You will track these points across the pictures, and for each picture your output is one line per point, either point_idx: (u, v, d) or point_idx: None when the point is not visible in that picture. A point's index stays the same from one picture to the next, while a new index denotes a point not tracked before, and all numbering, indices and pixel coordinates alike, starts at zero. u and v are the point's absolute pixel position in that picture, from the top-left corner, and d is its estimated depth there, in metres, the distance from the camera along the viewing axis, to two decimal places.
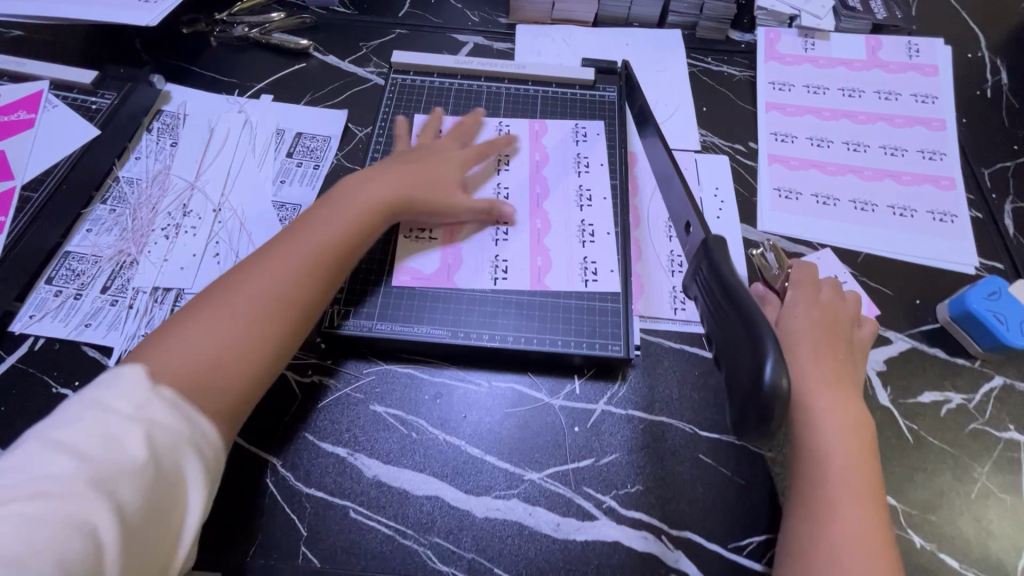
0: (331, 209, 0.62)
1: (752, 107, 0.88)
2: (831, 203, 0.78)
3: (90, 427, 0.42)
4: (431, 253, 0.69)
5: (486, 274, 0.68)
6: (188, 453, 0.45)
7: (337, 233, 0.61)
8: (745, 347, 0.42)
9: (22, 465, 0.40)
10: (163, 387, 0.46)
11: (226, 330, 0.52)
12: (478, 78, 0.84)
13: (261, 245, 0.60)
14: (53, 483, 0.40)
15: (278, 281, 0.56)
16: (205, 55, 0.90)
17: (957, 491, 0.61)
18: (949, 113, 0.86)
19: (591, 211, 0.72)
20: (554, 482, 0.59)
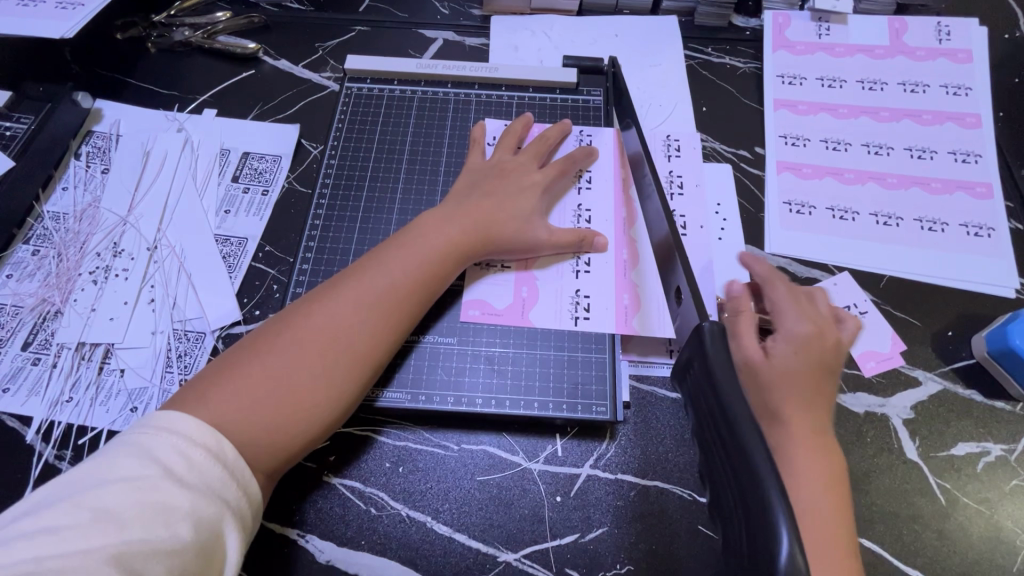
0: (373, 273, 0.55)
1: (759, 105, 0.77)
2: (849, 217, 0.69)
3: (114, 497, 0.39)
4: (506, 287, 0.61)
5: (566, 312, 0.60)
6: (222, 525, 0.42)
7: (382, 305, 0.54)
8: (750, 506, 0.33)
9: (48, 535, 0.37)
10: (191, 462, 0.43)
11: (271, 415, 0.48)
12: (445, 83, 0.74)
13: (311, 302, 0.54)
14: (83, 557, 0.37)
15: (318, 359, 0.50)
16: (142, 63, 0.80)
17: (998, 563, 0.53)
18: (984, 106, 0.76)
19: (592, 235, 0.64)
20: (533, 563, 0.52)
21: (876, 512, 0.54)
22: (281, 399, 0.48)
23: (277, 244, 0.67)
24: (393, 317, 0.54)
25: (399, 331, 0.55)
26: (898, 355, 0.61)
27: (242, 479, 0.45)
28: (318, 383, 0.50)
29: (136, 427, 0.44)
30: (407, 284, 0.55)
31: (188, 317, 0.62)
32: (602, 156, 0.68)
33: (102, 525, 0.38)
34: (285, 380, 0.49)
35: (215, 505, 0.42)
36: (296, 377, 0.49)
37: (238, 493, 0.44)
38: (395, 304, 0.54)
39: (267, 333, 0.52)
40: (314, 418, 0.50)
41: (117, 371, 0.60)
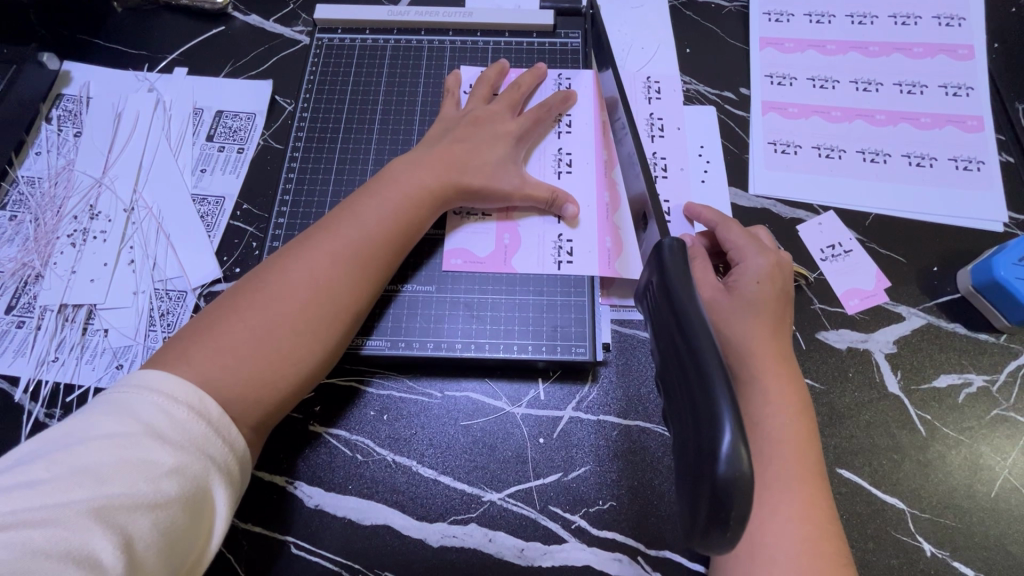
0: (347, 224, 0.54)
1: (744, 44, 0.75)
2: (835, 156, 0.67)
3: (94, 451, 0.40)
4: (486, 234, 0.61)
5: (549, 257, 0.60)
6: (209, 480, 0.42)
7: (358, 255, 0.53)
8: (698, 404, 0.33)
9: (30, 487, 0.38)
10: (172, 415, 0.42)
11: (252, 366, 0.47)
12: (419, 31, 0.71)
13: (286, 252, 0.53)
14: (67, 509, 0.37)
15: (296, 308, 0.50)
16: (109, 23, 0.77)
17: (977, 489, 0.54)
18: (977, 36, 0.73)
19: (572, 180, 0.63)
20: (516, 502, 0.53)
21: (856, 444, 0.55)
22: (264, 352, 0.48)
23: (255, 202, 0.66)
24: (370, 266, 0.54)
25: (378, 280, 0.54)
26: (882, 291, 0.61)
27: (229, 435, 0.45)
28: (301, 334, 0.50)
29: (118, 383, 0.44)
30: (383, 232, 0.54)
31: (169, 277, 0.62)
32: (581, 100, 0.67)
33: (84, 480, 0.39)
34: (266, 333, 0.49)
35: (201, 461, 0.42)
36: (277, 329, 0.49)
37: (223, 449, 0.44)
38: (372, 253, 0.54)
39: (242, 291, 0.51)
40: (299, 366, 0.50)
41: (101, 332, 0.60)
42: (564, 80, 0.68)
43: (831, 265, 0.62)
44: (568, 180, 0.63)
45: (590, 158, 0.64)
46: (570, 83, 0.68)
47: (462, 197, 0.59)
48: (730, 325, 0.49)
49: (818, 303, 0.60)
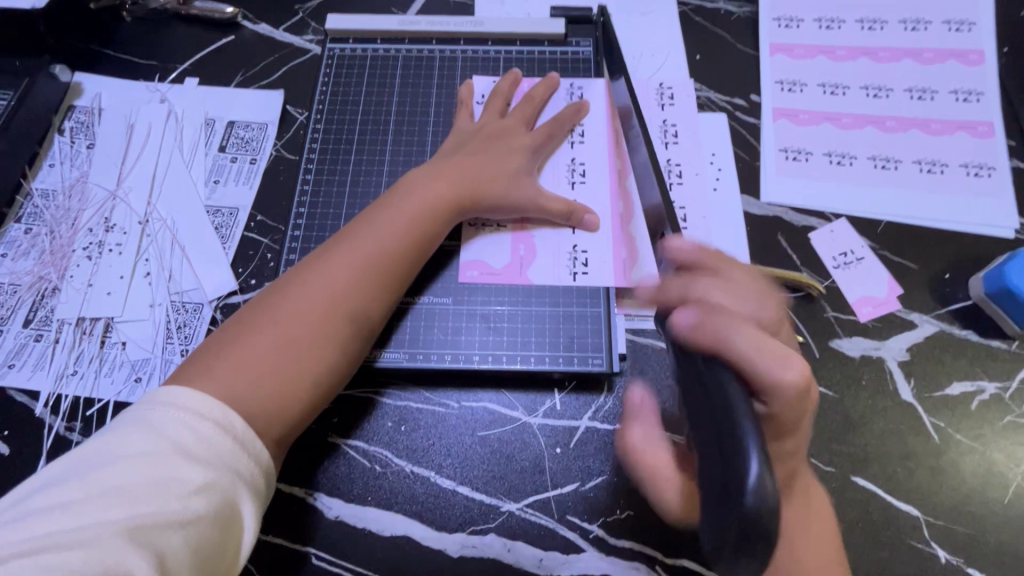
0: (365, 235, 0.54)
1: (754, 51, 0.75)
2: (846, 162, 0.67)
3: (123, 470, 0.40)
4: (501, 245, 0.61)
5: (564, 267, 0.60)
6: (238, 495, 0.43)
7: (376, 266, 0.53)
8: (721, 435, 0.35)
9: (62, 508, 0.38)
10: (199, 432, 0.43)
11: (272, 380, 0.48)
12: (430, 40, 0.72)
13: (303, 265, 0.54)
14: (100, 528, 0.38)
15: (314, 322, 0.50)
16: (119, 33, 0.77)
17: (991, 495, 0.54)
18: (988, 41, 0.73)
19: (586, 189, 0.63)
20: (534, 512, 0.54)
21: (870, 452, 0.55)
22: (287, 365, 0.49)
23: (269, 213, 0.66)
24: (387, 278, 0.54)
25: (396, 290, 0.55)
26: (895, 299, 0.61)
27: (254, 450, 0.45)
28: (322, 346, 0.50)
29: (144, 401, 0.44)
30: (400, 243, 0.55)
31: (185, 289, 0.62)
32: (594, 110, 0.67)
33: (115, 500, 0.39)
34: (288, 346, 0.49)
35: (228, 478, 0.42)
36: (299, 342, 0.49)
37: (249, 464, 0.44)
38: (390, 264, 0.54)
39: (263, 304, 0.51)
40: (317, 379, 0.50)
41: (119, 345, 0.60)
42: (575, 90, 0.68)
43: (843, 273, 0.62)
44: (583, 190, 0.63)
45: (604, 169, 0.64)
46: (582, 92, 0.68)
47: (478, 209, 0.59)
48: None
49: (831, 311, 0.61)
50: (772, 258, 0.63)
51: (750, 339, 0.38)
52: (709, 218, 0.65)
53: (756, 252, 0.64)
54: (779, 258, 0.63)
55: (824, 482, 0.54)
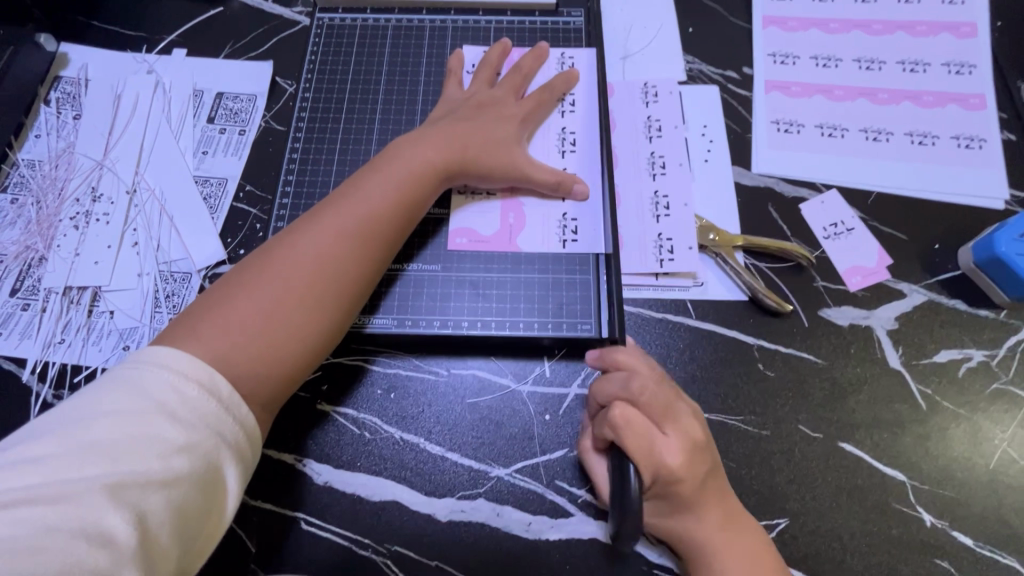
0: (352, 201, 0.54)
1: (747, 23, 0.74)
2: (838, 134, 0.67)
3: (106, 428, 0.40)
4: (491, 213, 0.61)
5: (554, 236, 0.60)
6: (222, 458, 0.43)
7: (363, 231, 0.53)
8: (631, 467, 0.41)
9: (43, 462, 0.38)
10: (182, 394, 0.42)
11: (259, 342, 0.48)
12: (420, 11, 0.71)
13: (291, 229, 0.53)
14: (80, 484, 0.38)
15: (302, 285, 0.50)
16: (106, 4, 0.76)
17: (976, 461, 0.54)
18: (981, 14, 0.73)
19: (576, 158, 0.63)
20: (523, 477, 0.54)
21: (858, 419, 0.56)
22: (272, 328, 0.48)
23: (257, 183, 0.66)
24: (375, 243, 0.54)
25: (383, 256, 0.54)
26: (884, 269, 0.61)
27: (239, 413, 0.45)
28: (309, 309, 0.50)
29: (130, 359, 0.44)
30: (387, 209, 0.54)
31: (173, 258, 0.62)
32: (585, 81, 0.66)
33: (97, 457, 0.39)
34: (274, 310, 0.49)
35: (211, 440, 0.42)
36: (285, 306, 0.49)
37: (234, 428, 0.44)
38: (378, 230, 0.54)
39: (248, 268, 0.51)
40: (304, 343, 0.50)
41: (106, 313, 0.60)
42: (566, 60, 0.67)
43: (833, 243, 0.62)
44: (572, 160, 0.63)
45: (595, 138, 0.63)
46: (573, 63, 0.67)
47: (467, 177, 0.59)
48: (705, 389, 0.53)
49: (819, 280, 0.61)
50: (762, 228, 0.63)
51: (634, 439, 0.47)
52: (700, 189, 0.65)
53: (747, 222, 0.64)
54: (769, 228, 0.63)
55: (811, 448, 0.55)
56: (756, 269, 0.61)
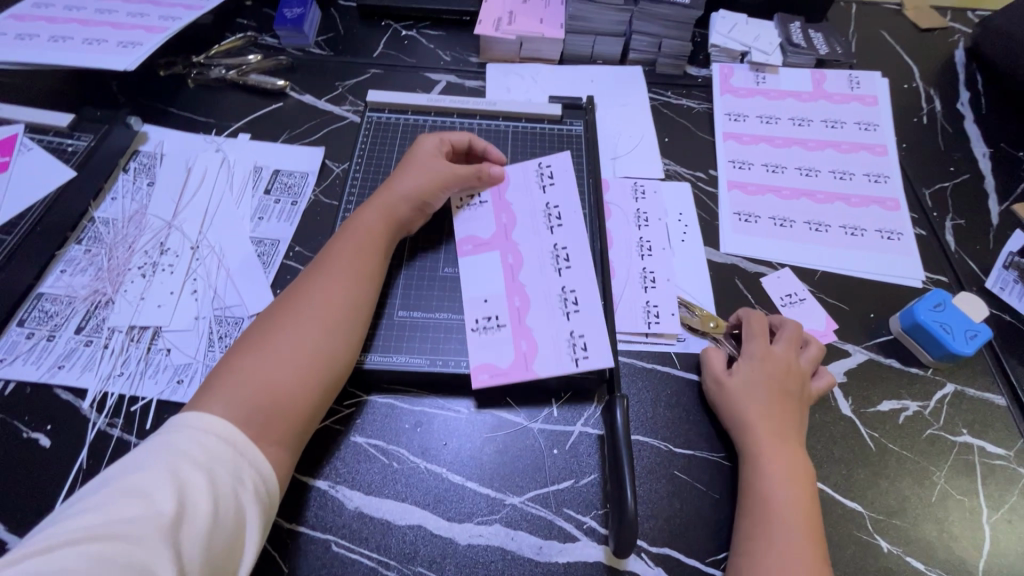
0: (337, 254, 0.65)
1: (711, 137, 0.93)
2: (787, 225, 0.83)
3: (149, 475, 0.46)
4: (505, 345, 0.66)
5: (565, 354, 0.65)
6: (245, 498, 0.49)
7: (344, 272, 0.64)
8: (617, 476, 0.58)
9: (94, 509, 0.43)
10: (207, 442, 0.49)
11: (274, 374, 0.56)
12: (451, 114, 0.87)
13: (292, 287, 0.64)
14: (128, 525, 0.42)
15: (306, 323, 0.59)
16: (182, 95, 0.91)
17: (919, 496, 0.64)
18: (890, 138, 0.93)
19: (570, 275, 0.70)
20: (534, 505, 0.60)
21: (819, 457, 0.65)
22: (288, 368, 0.56)
23: (306, 245, 0.77)
24: (360, 282, 0.64)
25: (367, 287, 0.65)
26: (831, 332, 0.74)
27: (255, 460, 0.51)
28: (312, 343, 0.58)
29: (166, 426, 0.51)
30: (364, 253, 0.66)
31: (228, 304, 0.71)
32: (556, 205, 0.76)
33: (140, 501, 0.44)
34: (285, 348, 0.57)
35: (231, 483, 0.48)
36: (293, 343, 0.58)
37: (251, 473, 0.50)
38: (358, 268, 0.65)
39: (252, 328, 0.60)
40: (312, 367, 0.58)
41: (163, 350, 0.67)
42: (529, 180, 0.78)
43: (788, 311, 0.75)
44: (575, 304, 0.68)
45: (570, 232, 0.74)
46: (535, 181, 0.78)
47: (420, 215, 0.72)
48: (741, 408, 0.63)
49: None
50: (731, 297, 0.76)
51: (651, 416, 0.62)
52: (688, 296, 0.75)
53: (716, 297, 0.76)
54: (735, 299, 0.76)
55: None
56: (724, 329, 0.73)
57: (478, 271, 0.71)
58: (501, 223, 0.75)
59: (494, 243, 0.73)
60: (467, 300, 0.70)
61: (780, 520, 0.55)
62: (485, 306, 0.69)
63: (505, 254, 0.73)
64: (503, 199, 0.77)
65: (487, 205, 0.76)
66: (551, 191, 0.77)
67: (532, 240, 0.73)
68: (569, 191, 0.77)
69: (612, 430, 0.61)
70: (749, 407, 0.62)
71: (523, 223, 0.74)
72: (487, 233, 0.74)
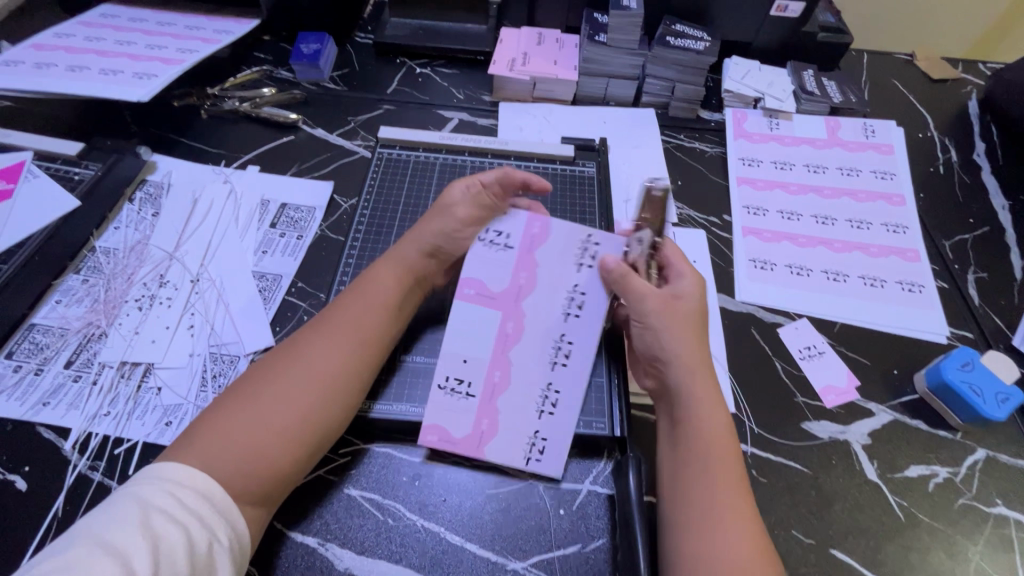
0: (346, 306, 0.62)
1: (724, 181, 0.92)
2: (804, 273, 0.81)
3: (127, 526, 0.44)
4: (467, 415, 0.61)
5: (520, 452, 0.61)
6: (219, 553, 0.46)
7: (354, 329, 0.60)
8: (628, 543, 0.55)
9: (65, 563, 0.41)
10: (183, 494, 0.47)
11: (259, 437, 0.52)
12: (463, 152, 0.87)
13: (296, 337, 0.60)
14: (105, 574, 0.40)
15: (301, 381, 0.55)
16: (194, 126, 0.91)
17: (953, 573, 0.59)
18: (907, 188, 0.92)
19: (562, 373, 0.63)
20: (538, 571, 0.56)
21: (844, 527, 0.61)
22: (278, 430, 0.53)
23: (310, 281, 0.75)
24: (365, 340, 0.60)
25: (377, 348, 0.61)
26: (853, 389, 0.71)
27: (230, 511, 0.49)
28: (304, 406, 0.55)
29: (143, 475, 0.49)
30: (375, 309, 0.62)
31: (225, 342, 0.68)
32: (572, 287, 0.64)
33: (116, 554, 0.42)
34: (275, 407, 0.54)
35: (207, 530, 0.46)
36: (284, 403, 0.54)
37: (226, 528, 0.48)
38: (371, 325, 0.61)
39: (249, 374, 0.57)
40: (301, 432, 0.54)
41: (154, 389, 0.64)
42: (562, 246, 0.64)
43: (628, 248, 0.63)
44: (553, 407, 0.62)
45: (580, 332, 0.63)
46: (571, 251, 0.64)
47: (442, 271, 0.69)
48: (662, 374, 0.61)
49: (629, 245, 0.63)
50: (748, 349, 0.73)
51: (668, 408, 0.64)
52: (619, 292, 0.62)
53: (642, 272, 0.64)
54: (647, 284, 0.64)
55: (806, 552, 0.59)
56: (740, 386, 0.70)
57: (471, 328, 0.64)
58: (512, 288, 0.64)
59: (491, 306, 0.64)
60: (444, 358, 0.63)
61: (725, 519, 0.51)
62: (466, 371, 0.63)
63: (503, 324, 0.64)
64: (531, 262, 0.65)
65: (506, 265, 0.65)
66: (584, 272, 0.64)
67: (535, 320, 0.64)
68: (603, 282, 0.63)
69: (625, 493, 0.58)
70: (681, 346, 0.59)
71: (534, 296, 0.64)
72: (496, 296, 0.64)
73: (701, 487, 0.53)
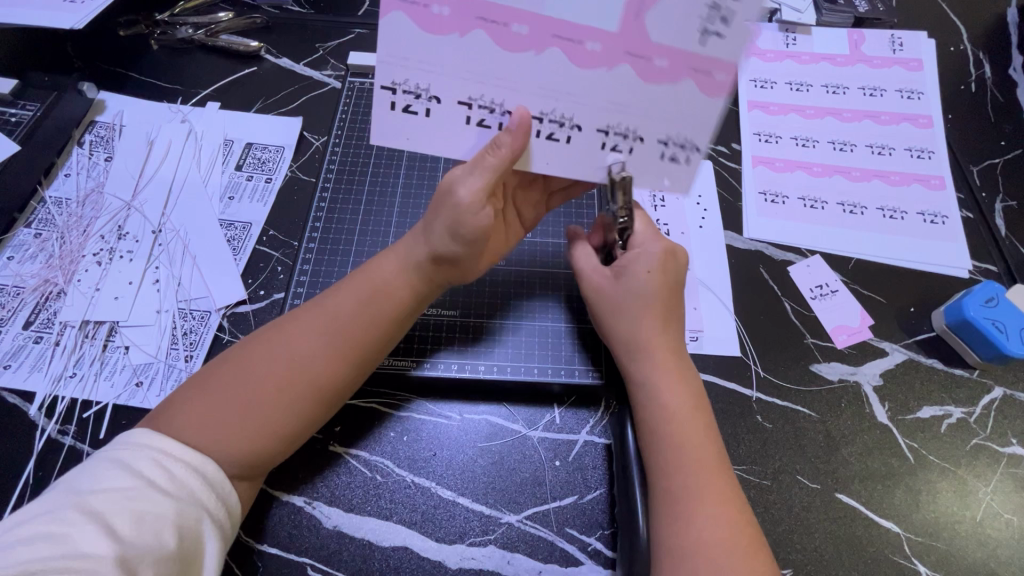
0: (343, 293, 0.54)
1: (734, 106, 0.83)
2: (818, 206, 0.74)
3: (110, 499, 0.42)
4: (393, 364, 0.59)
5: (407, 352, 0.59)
6: (206, 525, 0.45)
7: (337, 336, 0.52)
8: (622, 493, 0.54)
9: (44, 540, 0.39)
10: (165, 466, 0.44)
11: (226, 416, 0.48)
12: None
13: (292, 312, 0.54)
14: (84, 562, 0.39)
15: (281, 372, 0.50)
16: (144, 58, 0.82)
17: (962, 513, 0.57)
18: (935, 109, 0.83)
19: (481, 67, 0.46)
20: (535, 524, 0.54)
21: (853, 471, 0.58)
22: (250, 414, 0.48)
23: (282, 229, 0.69)
24: (360, 344, 0.53)
25: (359, 362, 0.53)
26: (867, 328, 0.66)
27: (224, 491, 0.47)
28: (281, 397, 0.49)
29: (130, 434, 0.46)
30: (364, 306, 0.53)
31: (193, 297, 0.63)
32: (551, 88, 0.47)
33: (99, 531, 0.40)
34: (253, 390, 0.49)
35: (195, 511, 0.44)
36: (261, 389, 0.49)
37: (212, 497, 0.46)
38: (360, 334, 0.53)
39: (240, 342, 0.53)
40: (278, 425, 0.49)
41: (121, 349, 0.61)
42: (676, 37, 0.44)
43: (709, 38, 0.44)
44: None
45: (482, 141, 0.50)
46: (683, 59, 0.45)
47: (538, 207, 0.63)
48: (622, 322, 0.56)
49: (722, 23, 0.43)
50: (755, 289, 0.68)
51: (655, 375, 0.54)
52: (634, 127, 0.49)
53: (655, 159, 0.51)
54: (655, 163, 0.51)
55: (810, 497, 0.57)
56: (747, 330, 0.65)
57: None
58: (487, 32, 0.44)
59: None
60: (392, 37, 0.45)
61: (705, 513, 0.48)
62: (419, 46, 0.46)
63: (472, 45, 0.46)
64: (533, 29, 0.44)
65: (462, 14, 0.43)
66: (627, 68, 0.46)
67: None
68: (662, 112, 0.48)
69: (620, 444, 0.56)
70: (641, 329, 0.55)
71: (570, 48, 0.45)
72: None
73: (692, 492, 0.49)
